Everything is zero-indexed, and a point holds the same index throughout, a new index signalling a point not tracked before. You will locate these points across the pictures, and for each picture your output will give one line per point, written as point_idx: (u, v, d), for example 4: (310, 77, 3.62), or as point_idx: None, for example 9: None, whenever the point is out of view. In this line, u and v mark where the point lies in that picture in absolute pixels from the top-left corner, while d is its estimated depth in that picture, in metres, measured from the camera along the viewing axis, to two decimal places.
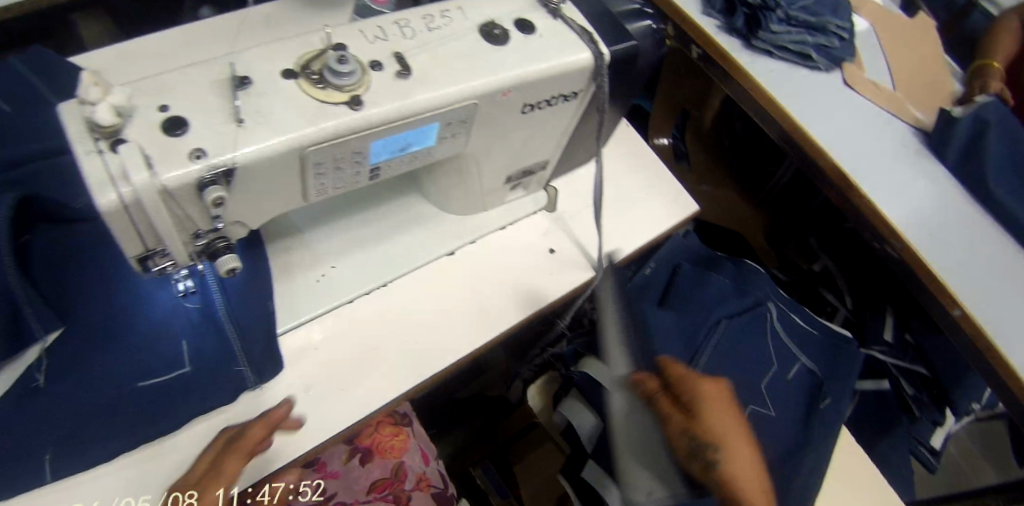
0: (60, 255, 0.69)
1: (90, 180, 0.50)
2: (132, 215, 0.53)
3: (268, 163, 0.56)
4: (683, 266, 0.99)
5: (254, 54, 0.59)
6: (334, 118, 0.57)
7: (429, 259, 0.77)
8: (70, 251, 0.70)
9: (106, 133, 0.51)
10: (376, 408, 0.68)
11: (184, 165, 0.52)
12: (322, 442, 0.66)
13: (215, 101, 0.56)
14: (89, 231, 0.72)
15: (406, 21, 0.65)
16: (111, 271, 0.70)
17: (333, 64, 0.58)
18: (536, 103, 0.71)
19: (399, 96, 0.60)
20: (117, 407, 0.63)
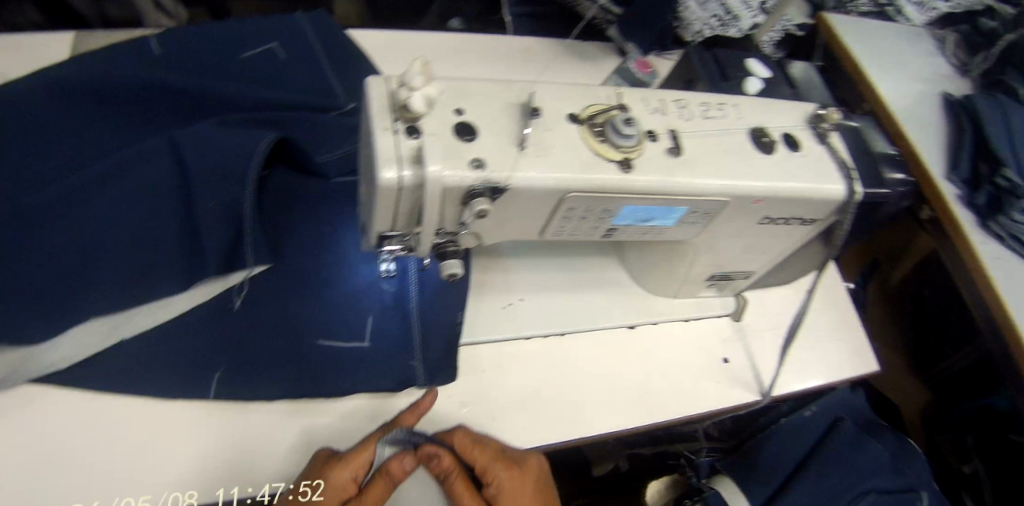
0: (291, 198, 0.77)
1: (379, 154, 0.53)
2: (400, 197, 0.55)
3: (532, 193, 0.58)
4: (845, 422, 0.94)
5: (547, 88, 0.62)
6: (605, 174, 0.59)
7: (607, 324, 0.80)
8: (303, 200, 0.77)
9: (409, 119, 0.54)
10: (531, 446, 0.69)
11: (463, 170, 0.54)
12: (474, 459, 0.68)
13: (506, 121, 0.58)
14: (322, 187, 0.79)
15: (686, 102, 0.70)
16: (329, 226, 0.75)
17: (620, 123, 0.61)
18: (775, 218, 0.75)
19: (666, 171, 0.63)
20: (296, 355, 0.69)
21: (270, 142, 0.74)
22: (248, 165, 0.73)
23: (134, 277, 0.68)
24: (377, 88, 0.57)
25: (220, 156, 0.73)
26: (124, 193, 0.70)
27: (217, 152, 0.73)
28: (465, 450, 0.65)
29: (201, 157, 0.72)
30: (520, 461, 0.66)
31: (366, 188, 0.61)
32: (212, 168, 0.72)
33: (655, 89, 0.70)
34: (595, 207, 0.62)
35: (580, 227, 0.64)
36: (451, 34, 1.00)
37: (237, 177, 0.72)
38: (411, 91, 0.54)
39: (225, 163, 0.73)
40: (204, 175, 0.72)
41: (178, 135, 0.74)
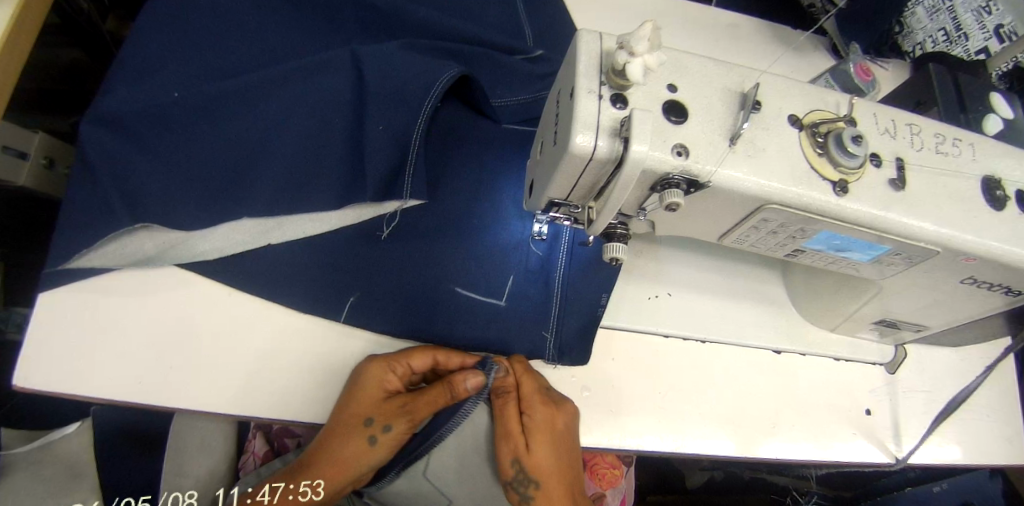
0: (457, 153, 0.84)
1: (581, 119, 0.49)
2: (588, 169, 0.51)
3: (730, 195, 0.52)
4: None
5: (770, 84, 0.56)
6: (815, 193, 0.53)
7: (742, 341, 0.82)
8: (470, 153, 0.84)
9: (619, 85, 0.49)
10: (639, 446, 0.74)
11: (664, 154, 0.49)
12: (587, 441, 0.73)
13: (721, 108, 0.53)
14: (491, 149, 0.85)
15: (920, 129, 0.61)
16: (490, 186, 0.83)
17: (848, 139, 0.53)
18: (982, 281, 0.64)
19: (882, 204, 0.55)
20: (438, 297, 0.77)
21: (444, 86, 0.78)
22: (423, 101, 0.77)
23: (302, 178, 0.75)
24: (588, 42, 0.52)
25: (399, 86, 0.77)
26: (308, 99, 0.76)
27: (396, 78, 0.77)
28: (517, 377, 0.70)
29: (381, 78, 0.77)
30: (559, 402, 0.69)
31: (549, 149, 0.58)
32: (388, 93, 0.77)
33: (889, 107, 0.62)
34: (792, 226, 0.56)
35: (767, 240, 0.60)
36: (651, 11, 0.98)
37: (412, 112, 0.77)
38: (631, 55, 0.47)
39: (403, 93, 0.77)
40: (379, 97, 0.76)
41: (362, 52, 0.78)
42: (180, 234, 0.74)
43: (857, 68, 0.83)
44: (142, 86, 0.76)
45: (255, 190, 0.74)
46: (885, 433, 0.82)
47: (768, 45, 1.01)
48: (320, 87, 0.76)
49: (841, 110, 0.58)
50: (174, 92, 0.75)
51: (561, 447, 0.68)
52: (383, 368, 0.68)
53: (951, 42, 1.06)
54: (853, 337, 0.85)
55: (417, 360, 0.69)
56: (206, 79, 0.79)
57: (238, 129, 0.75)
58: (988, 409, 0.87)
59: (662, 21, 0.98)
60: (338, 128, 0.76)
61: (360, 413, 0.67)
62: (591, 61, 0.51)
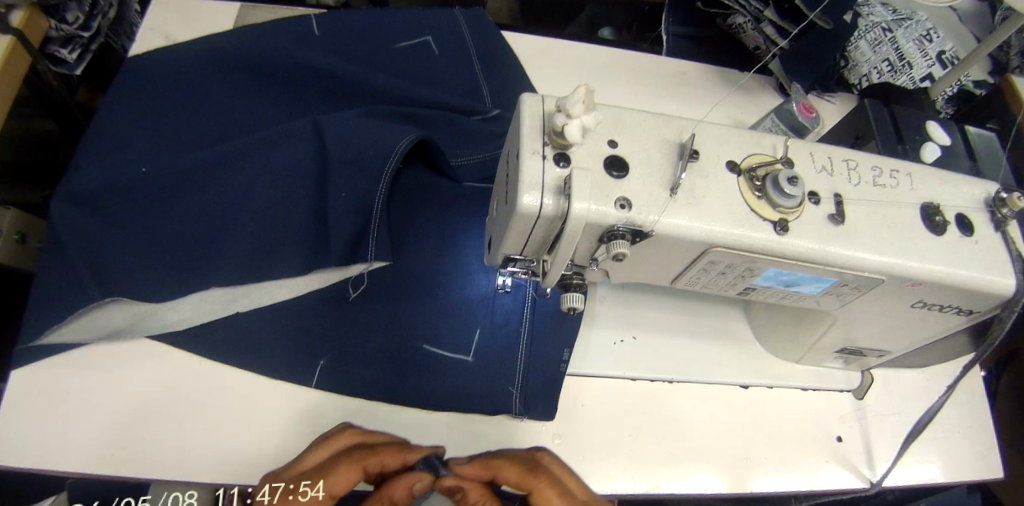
0: (423, 208, 0.86)
1: (525, 179, 0.51)
2: (537, 225, 0.53)
3: (675, 242, 0.54)
4: None
5: (707, 133, 0.59)
6: (757, 234, 0.55)
7: (713, 378, 0.83)
8: (435, 210, 0.86)
9: (560, 145, 0.52)
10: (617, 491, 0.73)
11: (607, 207, 0.51)
12: None
13: (661, 160, 0.55)
14: (456, 203, 0.87)
15: (855, 163, 0.65)
16: (456, 239, 0.85)
17: (783, 180, 0.56)
18: (930, 303, 0.66)
19: (822, 239, 0.58)
20: (408, 355, 0.77)
21: (405, 147, 0.80)
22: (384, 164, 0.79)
23: (268, 245, 0.76)
24: (530, 105, 0.55)
25: (361, 150, 0.80)
26: (272, 167, 0.78)
27: (358, 142, 0.80)
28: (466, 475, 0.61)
29: (343, 143, 0.79)
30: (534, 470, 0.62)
31: (502, 206, 0.60)
32: (351, 156, 0.79)
33: (823, 145, 0.65)
34: (738, 266, 0.58)
35: (717, 280, 0.61)
36: (604, 64, 1.03)
37: (374, 173, 0.79)
38: (569, 118, 0.50)
39: (365, 156, 0.79)
40: (342, 161, 0.79)
41: (325, 120, 0.81)
42: (146, 307, 0.74)
43: (799, 107, 0.88)
44: (108, 163, 0.78)
45: (220, 259, 0.75)
46: (857, 458, 0.82)
47: (718, 88, 1.07)
48: (284, 155, 0.79)
49: (777, 152, 0.62)
50: (140, 167, 0.77)
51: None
52: (301, 500, 0.57)
53: (894, 71, 1.13)
54: (821, 368, 0.86)
55: (342, 477, 0.59)
56: (172, 152, 0.81)
57: (202, 200, 0.76)
58: (960, 426, 0.88)
59: (614, 73, 1.03)
60: (303, 194, 0.78)
61: None
62: (534, 123, 0.54)
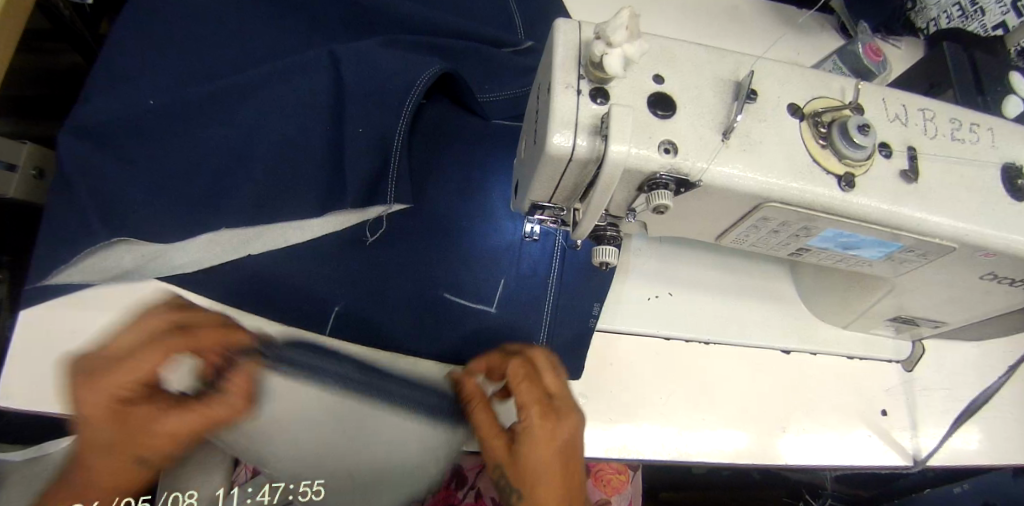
0: (445, 152, 0.81)
1: (556, 116, 0.45)
2: (568, 170, 0.47)
3: (726, 194, 0.48)
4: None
5: (767, 70, 0.52)
6: (819, 189, 0.49)
7: (759, 342, 0.81)
8: (457, 154, 0.81)
9: (598, 78, 0.45)
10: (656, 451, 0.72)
11: (650, 151, 0.45)
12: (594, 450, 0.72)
13: (713, 100, 0.48)
14: (480, 147, 0.82)
15: (932, 114, 0.56)
16: (479, 186, 0.80)
17: (853, 127, 0.49)
18: (1003, 276, 0.59)
19: (892, 197, 0.51)
20: (426, 304, 0.74)
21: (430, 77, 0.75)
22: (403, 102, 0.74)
23: (280, 187, 0.72)
24: (565, 32, 0.48)
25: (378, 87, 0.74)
26: (287, 102, 0.73)
27: (377, 78, 0.75)
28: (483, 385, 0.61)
29: (359, 79, 0.74)
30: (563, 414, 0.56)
31: (529, 148, 0.54)
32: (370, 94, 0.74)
33: (897, 91, 0.57)
34: (792, 225, 0.52)
35: (767, 239, 0.56)
36: None
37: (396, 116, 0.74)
38: (609, 45, 0.42)
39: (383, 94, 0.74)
40: (361, 100, 0.74)
41: (341, 52, 0.75)
42: (156, 247, 0.71)
43: (865, 49, 0.77)
44: (116, 94, 0.74)
45: (233, 199, 0.71)
46: (902, 435, 0.82)
47: (773, 30, 0.96)
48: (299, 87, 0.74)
49: (846, 96, 0.54)
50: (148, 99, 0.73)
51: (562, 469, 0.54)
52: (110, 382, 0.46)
53: (965, 17, 0.94)
54: (871, 335, 0.86)
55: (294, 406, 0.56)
56: (181, 85, 0.76)
57: (213, 134, 0.72)
58: (991, 405, 0.86)
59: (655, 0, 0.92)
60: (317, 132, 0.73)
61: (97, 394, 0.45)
62: (569, 52, 0.47)
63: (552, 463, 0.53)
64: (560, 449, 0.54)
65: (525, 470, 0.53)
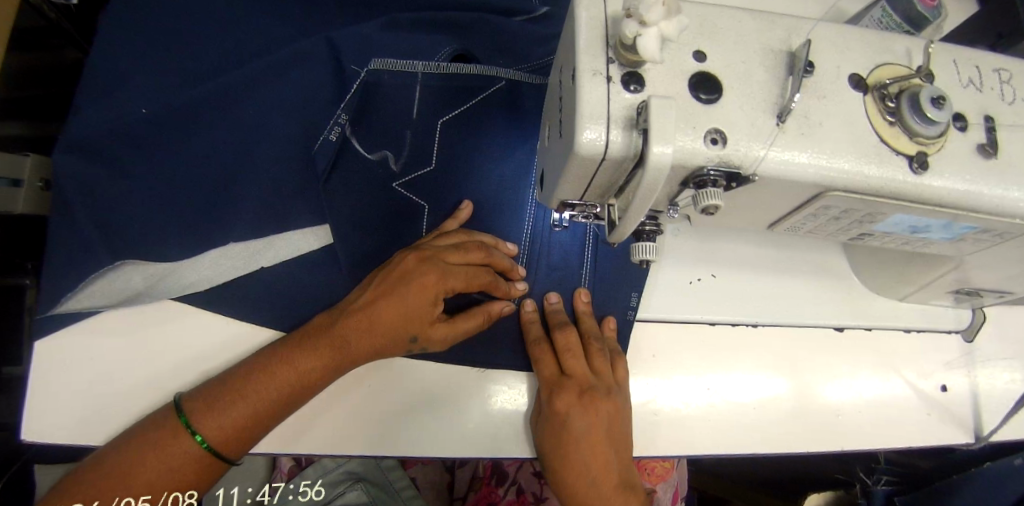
0: None
1: (585, 110, 0.39)
2: (601, 168, 0.41)
3: (785, 184, 0.42)
4: None
5: (822, 36, 0.45)
6: (887, 172, 0.43)
7: (809, 323, 0.75)
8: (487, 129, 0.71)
9: (630, 62, 0.39)
10: (704, 447, 0.68)
11: (695, 144, 0.39)
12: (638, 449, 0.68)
13: (763, 77, 0.42)
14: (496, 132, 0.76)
15: (1011, 73, 0.49)
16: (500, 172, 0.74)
17: (926, 100, 0.42)
18: None
19: (967, 176, 0.45)
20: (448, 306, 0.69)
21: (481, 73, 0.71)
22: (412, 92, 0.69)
23: (287, 192, 0.68)
24: (589, 8, 0.42)
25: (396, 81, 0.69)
26: (287, 97, 0.68)
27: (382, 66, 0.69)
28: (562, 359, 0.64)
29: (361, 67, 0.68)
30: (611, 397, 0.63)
31: (556, 139, 0.48)
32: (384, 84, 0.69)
33: (968, 49, 0.50)
34: (858, 212, 0.46)
35: (825, 227, 0.50)
36: None
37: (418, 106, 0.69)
38: (642, 25, 0.36)
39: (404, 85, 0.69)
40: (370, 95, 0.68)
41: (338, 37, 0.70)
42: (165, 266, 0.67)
43: None
44: (107, 98, 0.69)
45: (243, 209, 0.67)
46: (963, 411, 0.78)
47: None
48: (300, 81, 0.69)
49: (912, 60, 0.47)
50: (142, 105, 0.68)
51: (598, 454, 0.61)
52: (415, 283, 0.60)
53: None
54: (927, 307, 0.80)
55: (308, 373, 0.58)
56: (177, 86, 0.71)
57: (217, 141, 0.68)
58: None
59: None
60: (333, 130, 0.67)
61: (268, 388, 0.57)
62: (596, 30, 0.40)
63: (603, 442, 0.62)
64: (611, 427, 0.62)
65: (571, 441, 0.61)
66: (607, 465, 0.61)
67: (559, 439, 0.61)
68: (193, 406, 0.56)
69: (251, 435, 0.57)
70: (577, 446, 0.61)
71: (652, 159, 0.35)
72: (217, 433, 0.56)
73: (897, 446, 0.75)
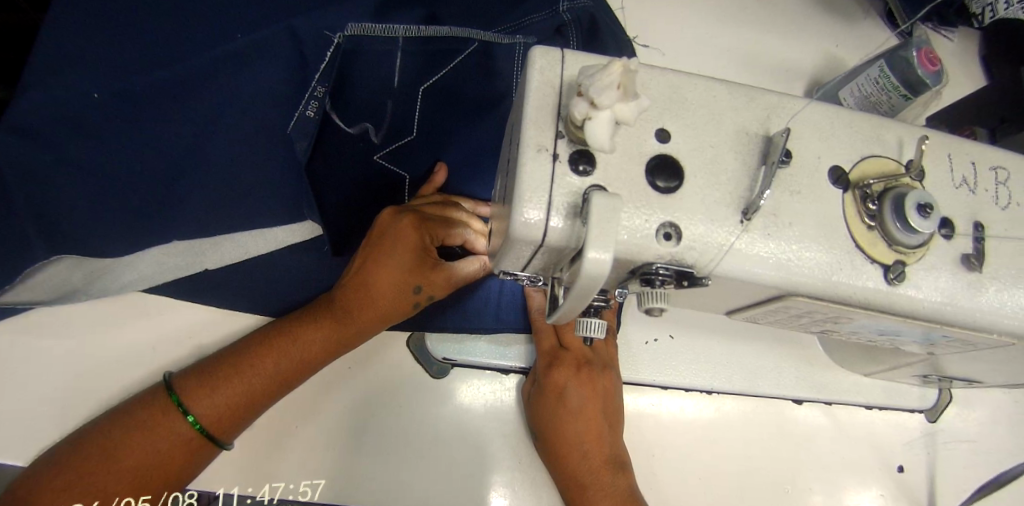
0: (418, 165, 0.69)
1: (524, 189, 0.34)
2: (539, 252, 0.37)
3: (745, 286, 0.38)
4: None
5: (806, 120, 0.40)
6: (859, 281, 0.38)
7: (769, 392, 0.72)
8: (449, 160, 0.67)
9: (578, 141, 0.34)
10: None
11: (644, 238, 0.35)
12: None
13: (732, 165, 0.37)
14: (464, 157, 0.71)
15: (1008, 173, 0.45)
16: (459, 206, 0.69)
17: (914, 205, 0.38)
18: None
19: (946, 288, 0.41)
20: (389, 345, 0.65)
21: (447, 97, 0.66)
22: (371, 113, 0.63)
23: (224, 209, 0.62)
24: (544, 70, 0.37)
25: (362, 63, 0.59)
26: (238, 96, 0.58)
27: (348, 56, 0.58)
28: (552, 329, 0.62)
29: None
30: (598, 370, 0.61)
31: (501, 202, 0.43)
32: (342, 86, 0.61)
33: (966, 141, 0.45)
34: (822, 315, 0.42)
35: (788, 323, 0.45)
36: None
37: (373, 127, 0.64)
38: (593, 107, 0.31)
39: (370, 74, 0.60)
40: None
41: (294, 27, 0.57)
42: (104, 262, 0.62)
43: (921, 56, 0.64)
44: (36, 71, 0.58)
45: (184, 220, 0.61)
46: (919, 495, 0.75)
47: (806, 24, 0.86)
48: (256, 76, 0.58)
49: (905, 152, 0.42)
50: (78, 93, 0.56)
51: (590, 423, 0.59)
52: (410, 242, 0.56)
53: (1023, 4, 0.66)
54: (893, 384, 0.77)
55: (312, 345, 0.56)
56: (117, 71, 0.58)
57: (160, 138, 0.58)
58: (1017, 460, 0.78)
59: (596, 11, 0.68)
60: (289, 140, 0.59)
61: (264, 364, 0.55)
62: (548, 98, 0.36)
63: (597, 415, 0.59)
64: (602, 399, 0.60)
65: (567, 413, 0.59)
66: (602, 439, 0.59)
67: (550, 416, 0.59)
68: (181, 386, 0.54)
69: (247, 414, 0.55)
70: (571, 416, 0.59)
71: (587, 266, 0.30)
72: (209, 410, 0.53)
73: None
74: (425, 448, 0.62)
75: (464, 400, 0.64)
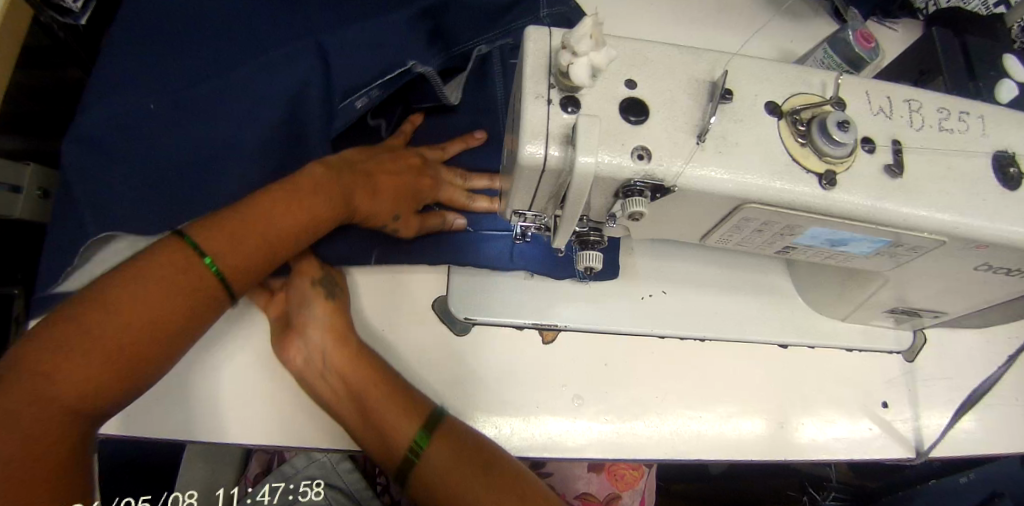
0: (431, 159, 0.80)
1: (527, 126, 0.45)
2: (542, 178, 0.47)
3: (706, 197, 0.48)
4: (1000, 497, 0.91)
5: (745, 69, 0.51)
6: (797, 189, 0.48)
7: (758, 336, 0.80)
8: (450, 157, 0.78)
9: (566, 87, 0.45)
10: (655, 450, 0.73)
11: (623, 158, 0.45)
12: (592, 453, 0.71)
13: (687, 103, 0.48)
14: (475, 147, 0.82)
15: (919, 104, 0.55)
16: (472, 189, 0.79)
17: (832, 123, 0.48)
18: (995, 265, 0.59)
19: (874, 194, 0.50)
20: (418, 310, 0.74)
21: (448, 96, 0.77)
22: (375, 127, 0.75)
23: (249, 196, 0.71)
24: (536, 41, 0.48)
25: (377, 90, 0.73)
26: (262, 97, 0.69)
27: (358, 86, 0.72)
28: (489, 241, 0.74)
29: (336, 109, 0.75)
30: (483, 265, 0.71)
31: (508, 155, 0.53)
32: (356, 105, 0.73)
33: (882, 82, 0.56)
34: (776, 225, 0.52)
35: (751, 239, 0.55)
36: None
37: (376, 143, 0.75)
38: (574, 55, 0.42)
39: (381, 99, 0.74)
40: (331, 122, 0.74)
41: (328, 41, 0.71)
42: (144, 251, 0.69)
43: (857, 35, 0.75)
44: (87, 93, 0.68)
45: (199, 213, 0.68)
46: (904, 425, 0.82)
47: (762, 23, 0.99)
48: (280, 77, 0.69)
49: (827, 90, 0.52)
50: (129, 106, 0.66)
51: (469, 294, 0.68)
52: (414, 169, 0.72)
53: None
54: (870, 327, 0.85)
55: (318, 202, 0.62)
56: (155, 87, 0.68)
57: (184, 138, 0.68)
58: (995, 390, 0.85)
59: (574, 14, 0.82)
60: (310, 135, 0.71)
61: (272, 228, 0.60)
62: (540, 60, 0.47)
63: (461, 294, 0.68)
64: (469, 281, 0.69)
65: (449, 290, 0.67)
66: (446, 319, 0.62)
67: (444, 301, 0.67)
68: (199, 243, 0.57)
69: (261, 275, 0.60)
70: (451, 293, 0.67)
71: (579, 168, 0.40)
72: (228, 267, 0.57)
73: (841, 454, 0.79)
74: (453, 398, 0.70)
75: (485, 356, 0.73)
